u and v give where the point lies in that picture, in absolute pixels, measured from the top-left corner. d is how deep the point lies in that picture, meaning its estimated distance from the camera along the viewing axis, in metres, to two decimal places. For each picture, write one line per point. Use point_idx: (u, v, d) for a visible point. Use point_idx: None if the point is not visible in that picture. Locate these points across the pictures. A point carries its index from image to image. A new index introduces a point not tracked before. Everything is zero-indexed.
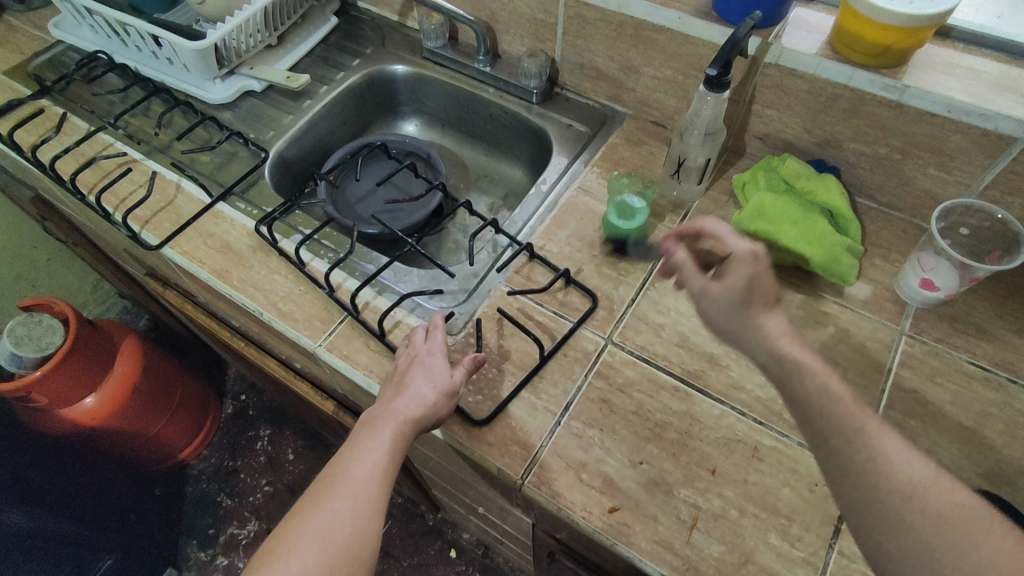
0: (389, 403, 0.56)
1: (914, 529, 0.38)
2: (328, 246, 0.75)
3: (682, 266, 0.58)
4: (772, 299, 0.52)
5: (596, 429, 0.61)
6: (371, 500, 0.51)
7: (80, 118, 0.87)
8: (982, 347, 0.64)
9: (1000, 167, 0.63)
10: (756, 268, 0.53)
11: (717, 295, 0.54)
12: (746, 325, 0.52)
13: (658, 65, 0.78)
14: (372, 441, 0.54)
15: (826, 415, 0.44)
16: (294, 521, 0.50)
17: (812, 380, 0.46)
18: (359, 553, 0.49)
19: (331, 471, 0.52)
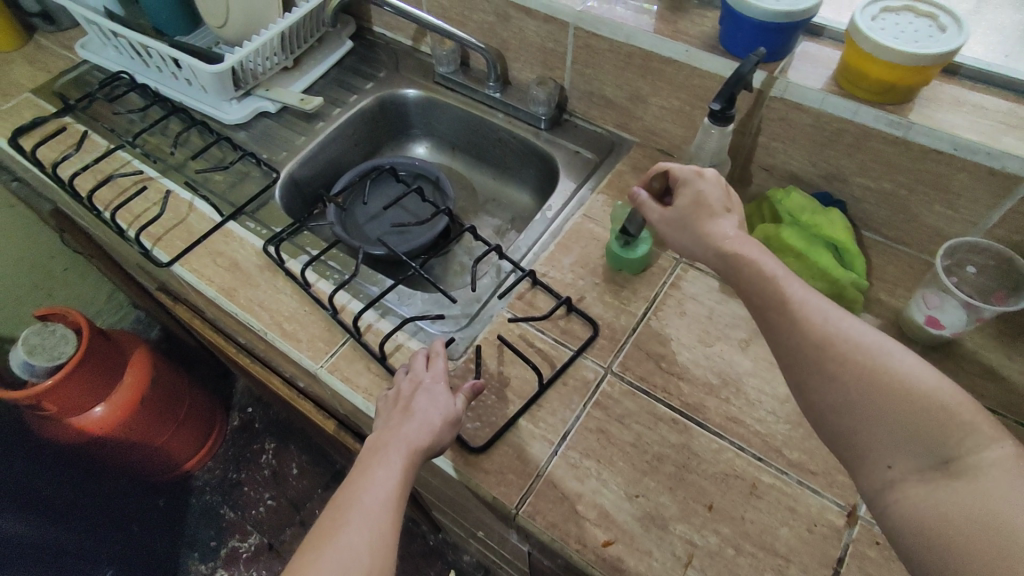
0: (397, 430, 0.56)
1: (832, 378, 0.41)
2: (334, 268, 0.76)
3: (642, 204, 0.59)
4: (723, 207, 0.54)
5: (593, 460, 0.60)
6: (386, 528, 0.49)
7: (100, 136, 0.90)
8: (991, 388, 0.63)
9: (1008, 207, 0.63)
10: (702, 184, 0.55)
11: (673, 217, 0.56)
12: (695, 229, 0.54)
13: (665, 96, 0.79)
14: (382, 469, 0.52)
15: (808, 332, 0.43)
16: (307, 557, 0.47)
17: (786, 301, 0.45)
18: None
19: (342, 502, 0.50)
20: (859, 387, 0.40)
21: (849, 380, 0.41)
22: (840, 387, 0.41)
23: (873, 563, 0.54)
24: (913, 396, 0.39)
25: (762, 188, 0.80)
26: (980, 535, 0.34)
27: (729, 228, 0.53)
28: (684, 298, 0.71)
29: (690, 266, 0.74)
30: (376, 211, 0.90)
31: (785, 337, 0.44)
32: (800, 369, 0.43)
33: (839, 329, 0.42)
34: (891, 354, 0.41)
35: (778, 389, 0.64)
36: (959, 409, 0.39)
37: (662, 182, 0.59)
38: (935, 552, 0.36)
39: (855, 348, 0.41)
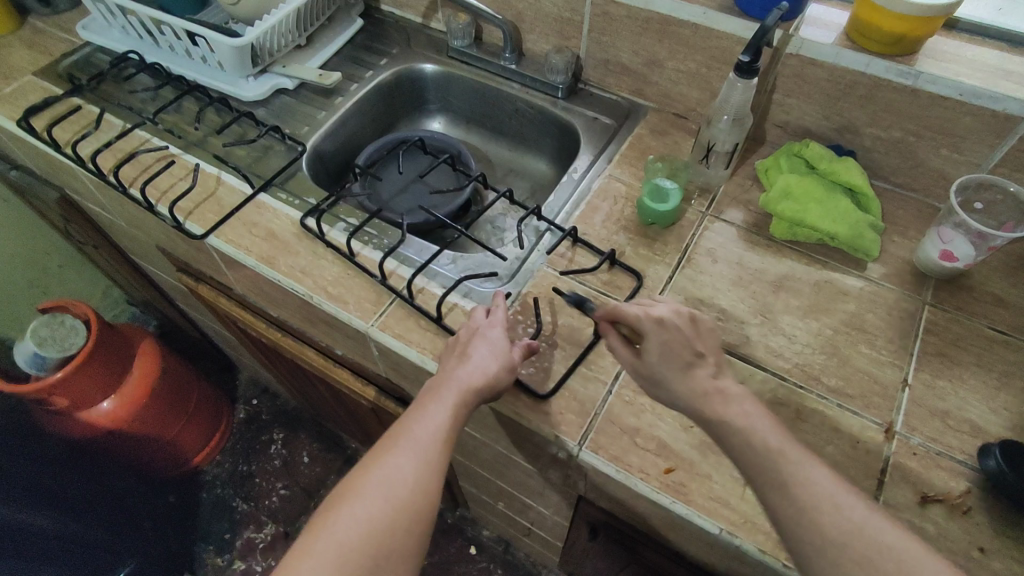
0: (450, 370, 0.57)
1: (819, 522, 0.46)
2: (374, 234, 0.77)
3: (614, 347, 0.58)
4: (694, 356, 0.54)
5: (646, 397, 0.63)
6: (432, 460, 0.52)
7: (115, 115, 0.89)
8: (999, 313, 0.69)
9: (1009, 146, 0.68)
10: (665, 332, 0.54)
11: (646, 371, 0.55)
12: (672, 388, 0.54)
13: (682, 59, 0.82)
14: (434, 404, 0.55)
15: (821, 521, 0.44)
16: (360, 471, 0.51)
17: (791, 481, 0.46)
18: (419, 508, 0.50)
19: (395, 430, 0.54)
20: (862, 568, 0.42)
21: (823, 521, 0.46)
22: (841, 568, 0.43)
23: (914, 471, 0.58)
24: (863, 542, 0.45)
25: (776, 144, 0.84)
26: None
27: (708, 379, 0.53)
28: (714, 247, 0.75)
29: (715, 218, 0.78)
30: (404, 181, 0.92)
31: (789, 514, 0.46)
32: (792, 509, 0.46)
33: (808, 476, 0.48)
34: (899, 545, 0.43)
35: (810, 324, 0.69)
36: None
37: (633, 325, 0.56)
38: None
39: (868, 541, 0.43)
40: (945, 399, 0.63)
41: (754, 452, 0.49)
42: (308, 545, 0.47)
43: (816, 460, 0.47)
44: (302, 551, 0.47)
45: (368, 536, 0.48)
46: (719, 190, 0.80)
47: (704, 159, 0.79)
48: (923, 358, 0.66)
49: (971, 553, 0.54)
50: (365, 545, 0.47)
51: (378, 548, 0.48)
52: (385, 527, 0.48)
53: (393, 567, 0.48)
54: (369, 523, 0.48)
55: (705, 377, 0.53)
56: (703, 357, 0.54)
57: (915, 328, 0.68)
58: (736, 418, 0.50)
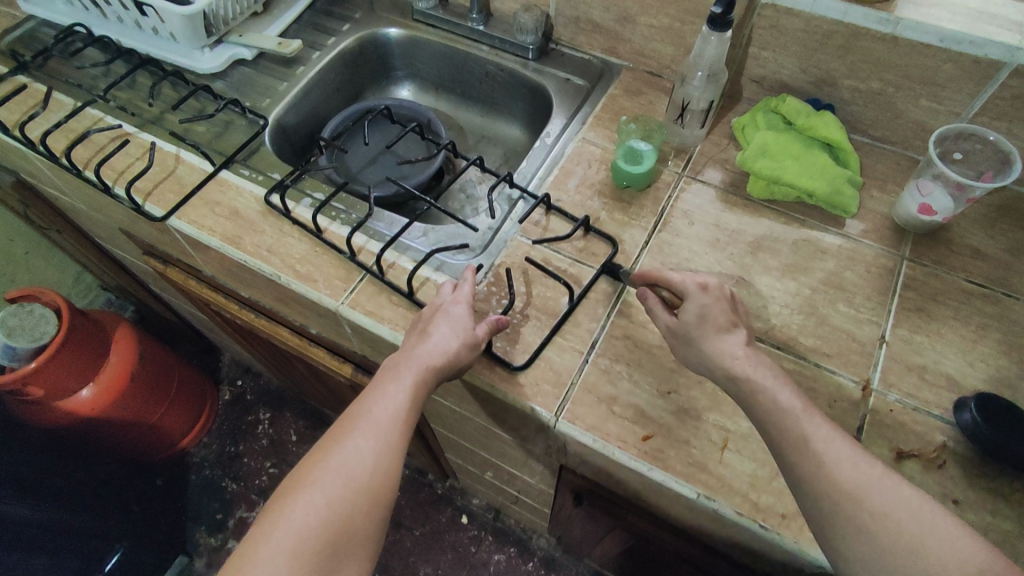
0: (410, 349, 0.56)
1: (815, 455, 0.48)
2: (341, 209, 0.75)
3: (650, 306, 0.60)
4: (728, 323, 0.55)
5: (623, 364, 0.63)
6: (392, 443, 0.51)
7: (65, 93, 0.85)
8: (978, 266, 0.68)
9: (989, 93, 0.66)
10: (705, 298, 0.56)
11: (680, 331, 0.57)
12: (702, 344, 0.55)
13: (655, 13, 0.79)
14: (392, 384, 0.53)
15: (836, 477, 0.46)
16: (318, 455, 0.50)
17: (807, 444, 0.48)
18: (379, 491, 0.50)
19: (353, 412, 0.52)
20: (883, 537, 0.43)
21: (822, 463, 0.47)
22: (864, 536, 0.44)
23: (891, 427, 0.58)
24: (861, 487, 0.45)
25: (753, 101, 0.82)
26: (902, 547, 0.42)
27: (738, 345, 0.54)
28: (691, 210, 0.73)
29: (692, 179, 0.76)
30: (374, 152, 0.89)
31: (811, 477, 0.47)
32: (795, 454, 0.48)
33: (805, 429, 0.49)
34: (922, 511, 0.44)
35: (788, 284, 0.68)
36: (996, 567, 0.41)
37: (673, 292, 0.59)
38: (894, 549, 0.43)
39: (883, 503, 0.44)
40: (922, 353, 0.63)
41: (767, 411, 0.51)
42: (264, 531, 0.46)
43: (832, 424, 0.49)
44: (257, 540, 0.46)
45: (326, 522, 0.47)
46: (695, 150, 0.78)
47: (679, 118, 0.77)
48: (900, 313, 0.65)
49: (945, 505, 0.55)
50: (322, 533, 0.46)
51: (338, 533, 0.47)
52: (344, 513, 0.48)
53: (354, 551, 0.48)
54: (327, 509, 0.47)
55: (736, 343, 0.54)
56: (737, 327, 0.56)
57: (893, 284, 0.67)
58: (759, 377, 0.52)
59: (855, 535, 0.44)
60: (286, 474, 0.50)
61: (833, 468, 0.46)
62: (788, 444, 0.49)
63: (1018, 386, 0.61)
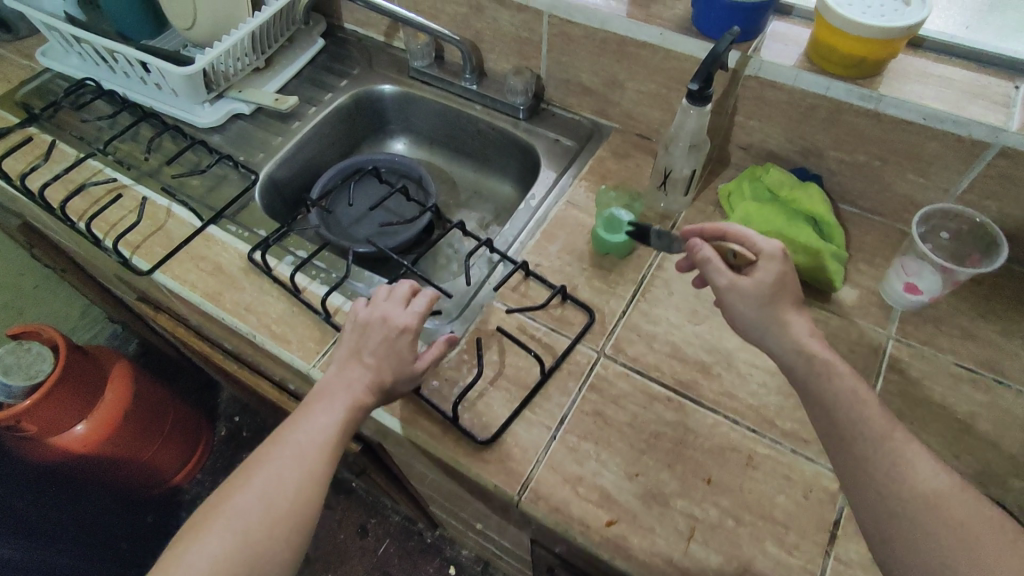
0: (343, 375, 0.58)
1: (884, 458, 0.45)
2: (322, 268, 0.76)
3: (710, 264, 0.57)
4: (798, 302, 0.55)
5: (591, 442, 0.61)
6: (315, 473, 0.53)
7: (69, 145, 0.88)
8: (969, 349, 0.65)
9: (977, 171, 0.65)
10: (786, 267, 0.56)
11: (751, 291, 0.55)
12: (780, 317, 0.54)
13: (642, 80, 0.80)
14: (321, 410, 0.56)
15: (911, 479, 0.43)
16: (241, 480, 0.53)
17: (885, 437, 0.46)
18: (298, 520, 0.52)
19: (281, 437, 0.55)
20: (951, 540, 0.41)
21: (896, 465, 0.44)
22: (934, 540, 0.41)
23: None
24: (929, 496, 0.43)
25: (740, 167, 0.81)
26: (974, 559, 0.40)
27: (807, 326, 0.54)
28: (672, 279, 0.72)
29: None
30: (366, 205, 0.93)
31: (880, 470, 0.44)
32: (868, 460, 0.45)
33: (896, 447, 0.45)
34: (994, 526, 0.41)
35: (768, 362, 0.66)
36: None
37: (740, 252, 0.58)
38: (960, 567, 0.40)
39: (955, 508, 0.42)
40: None
41: (841, 397, 0.49)
42: (184, 551, 0.49)
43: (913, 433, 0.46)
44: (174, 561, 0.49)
45: (242, 546, 0.49)
46: (680, 217, 0.78)
47: (661, 186, 0.76)
48: (884, 398, 0.63)
49: None
50: (237, 555, 0.49)
51: (251, 558, 0.49)
52: (260, 538, 0.50)
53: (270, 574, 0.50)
54: (244, 534, 0.50)
55: (804, 325, 0.54)
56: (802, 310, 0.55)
57: (878, 365, 0.65)
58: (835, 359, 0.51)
59: (919, 537, 0.42)
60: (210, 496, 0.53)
61: (907, 467, 0.44)
62: (862, 436, 0.46)
63: (1010, 484, 0.57)
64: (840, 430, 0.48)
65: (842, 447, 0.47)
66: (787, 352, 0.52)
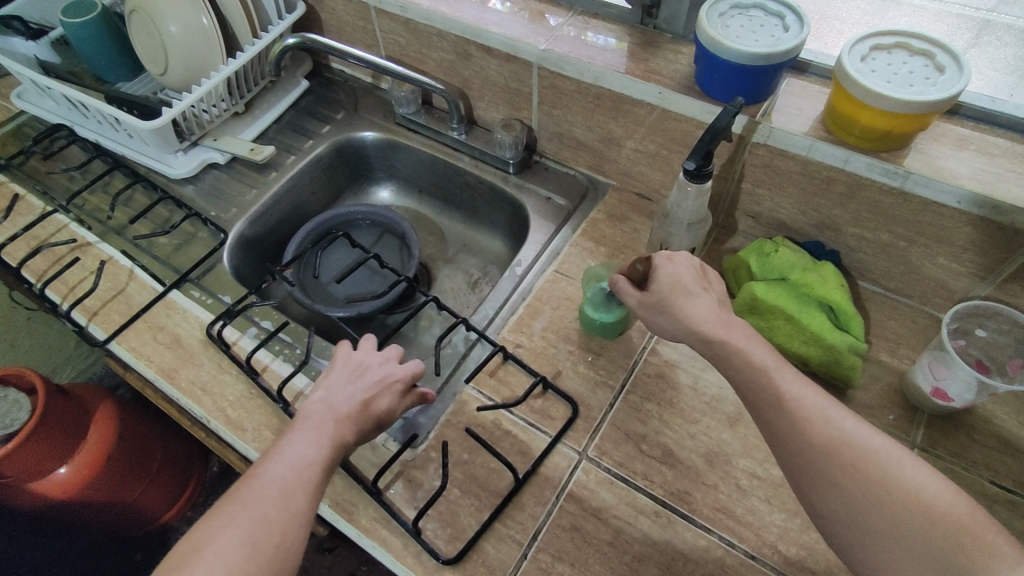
0: (326, 402, 0.52)
1: (784, 415, 0.42)
2: (286, 342, 0.70)
3: (619, 288, 0.55)
4: (699, 286, 0.51)
5: (566, 564, 0.54)
6: (305, 504, 0.45)
7: (35, 197, 0.84)
8: (1007, 463, 0.57)
9: (1020, 260, 0.56)
10: (672, 264, 0.53)
11: (652, 300, 0.52)
12: (673, 310, 0.50)
13: (640, 139, 0.73)
14: (306, 435, 0.49)
15: (810, 430, 0.41)
16: (213, 521, 0.43)
17: (782, 400, 0.43)
18: (287, 561, 0.43)
19: (261, 467, 0.46)
20: (864, 491, 0.39)
21: (800, 417, 0.42)
22: (844, 495, 0.39)
23: None
24: (840, 444, 0.40)
25: (748, 235, 0.74)
26: (876, 510, 0.38)
27: (709, 309, 0.49)
28: (667, 368, 0.65)
29: None
30: (348, 261, 0.88)
31: (785, 430, 0.42)
32: (773, 414, 0.43)
33: (796, 394, 0.43)
34: (896, 458, 0.39)
35: (771, 472, 0.58)
36: (973, 523, 0.37)
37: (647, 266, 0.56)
38: (862, 526, 0.39)
39: (858, 454, 0.40)
40: None
41: (754, 374, 0.45)
42: None
43: (807, 377, 0.44)
44: None
45: None
46: None
47: None
48: None
49: None
50: None
51: None
52: None
53: None
54: None
55: (705, 304, 0.49)
56: (709, 291, 0.51)
57: None
58: (738, 342, 0.46)
59: (831, 489, 0.40)
60: (169, 549, 0.42)
61: (808, 421, 0.42)
62: (763, 398, 0.44)
63: None
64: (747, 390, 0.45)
65: (755, 407, 0.45)
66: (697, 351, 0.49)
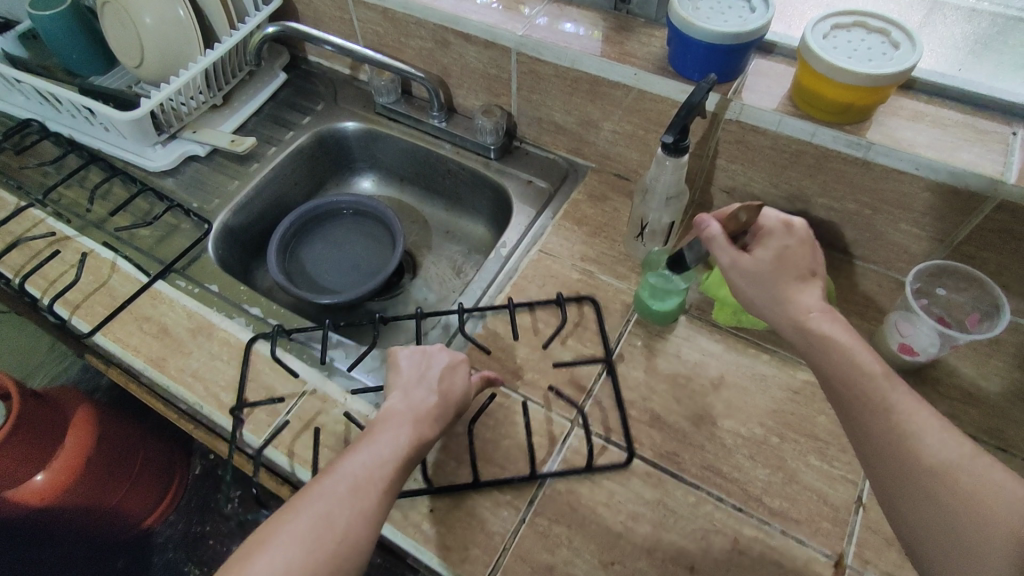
0: (406, 402, 0.56)
1: (883, 423, 0.45)
2: (274, 325, 0.71)
3: (712, 238, 0.56)
4: (807, 271, 0.54)
5: (563, 526, 0.56)
6: (374, 503, 0.49)
7: (8, 193, 0.82)
8: (970, 413, 0.61)
9: (973, 224, 0.61)
10: (789, 239, 0.55)
11: (755, 267, 0.54)
12: (785, 292, 0.53)
13: (618, 120, 0.75)
14: (386, 434, 0.53)
15: (905, 437, 0.44)
16: (292, 507, 0.47)
17: (884, 406, 0.45)
18: (350, 553, 0.46)
19: (341, 461, 0.50)
20: (951, 498, 0.41)
21: (898, 426, 0.45)
22: (933, 497, 0.42)
23: None
24: (931, 453, 0.43)
25: (724, 210, 0.77)
26: (963, 516, 0.40)
27: (814, 299, 0.53)
28: (652, 338, 0.68)
29: None
30: (333, 250, 0.89)
31: (880, 434, 0.45)
32: (871, 421, 0.46)
33: (898, 407, 0.45)
34: (991, 474, 0.41)
35: (754, 431, 0.61)
36: None
37: (750, 217, 0.55)
38: (948, 530, 0.41)
39: (953, 465, 0.42)
40: None
41: (854, 375, 0.48)
42: None
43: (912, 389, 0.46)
44: None
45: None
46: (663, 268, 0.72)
47: (639, 235, 0.72)
48: None
49: None
50: None
51: None
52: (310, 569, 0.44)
53: None
54: (293, 564, 0.44)
55: (813, 297, 0.53)
56: (814, 280, 0.54)
57: None
58: (839, 337, 0.50)
59: (920, 492, 0.42)
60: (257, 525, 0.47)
61: (905, 429, 0.44)
62: (862, 402, 0.47)
63: None
64: (846, 389, 0.48)
65: (849, 406, 0.47)
66: (796, 334, 0.52)
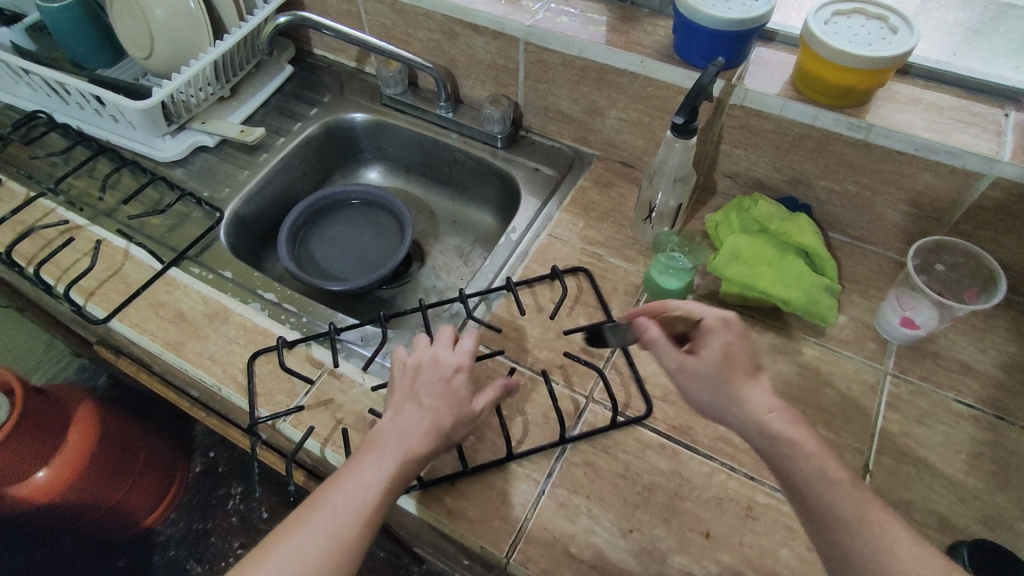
0: (396, 424, 0.54)
1: (800, 469, 0.43)
2: (289, 310, 0.72)
3: (654, 342, 0.50)
4: (751, 367, 0.48)
5: (582, 496, 0.57)
6: (354, 535, 0.47)
7: (18, 184, 0.83)
8: (968, 383, 0.63)
9: (969, 202, 0.63)
10: (729, 334, 0.49)
11: (699, 368, 0.48)
12: (732, 388, 0.47)
13: (623, 108, 0.77)
14: (372, 461, 0.51)
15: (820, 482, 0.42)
16: (271, 541, 0.47)
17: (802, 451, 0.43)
18: None
19: (325, 490, 0.49)
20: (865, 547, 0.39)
21: (817, 472, 0.42)
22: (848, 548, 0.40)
23: None
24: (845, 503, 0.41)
25: (727, 195, 0.79)
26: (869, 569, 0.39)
27: (767, 397, 0.46)
28: None
29: None
30: (343, 237, 0.90)
31: (802, 478, 0.43)
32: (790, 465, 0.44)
33: (815, 453, 0.43)
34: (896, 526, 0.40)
35: None
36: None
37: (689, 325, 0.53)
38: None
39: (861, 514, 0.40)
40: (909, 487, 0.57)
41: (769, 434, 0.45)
42: None
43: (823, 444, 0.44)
44: None
45: None
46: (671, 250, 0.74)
47: (646, 218, 0.74)
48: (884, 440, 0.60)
49: None
50: None
51: None
52: None
53: None
54: None
55: (763, 395, 0.47)
56: (760, 375, 0.48)
57: (876, 405, 0.62)
58: (762, 401, 0.46)
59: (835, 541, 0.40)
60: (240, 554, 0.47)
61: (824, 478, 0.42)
62: (782, 448, 0.44)
63: (1017, 528, 0.54)
64: (764, 436, 0.45)
65: (768, 453, 0.45)
66: (755, 440, 0.45)
